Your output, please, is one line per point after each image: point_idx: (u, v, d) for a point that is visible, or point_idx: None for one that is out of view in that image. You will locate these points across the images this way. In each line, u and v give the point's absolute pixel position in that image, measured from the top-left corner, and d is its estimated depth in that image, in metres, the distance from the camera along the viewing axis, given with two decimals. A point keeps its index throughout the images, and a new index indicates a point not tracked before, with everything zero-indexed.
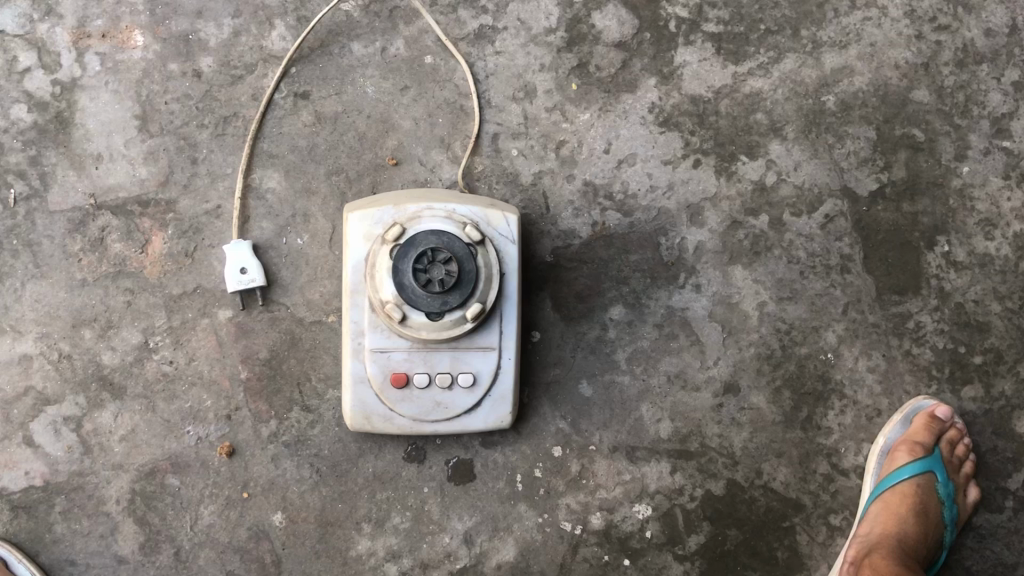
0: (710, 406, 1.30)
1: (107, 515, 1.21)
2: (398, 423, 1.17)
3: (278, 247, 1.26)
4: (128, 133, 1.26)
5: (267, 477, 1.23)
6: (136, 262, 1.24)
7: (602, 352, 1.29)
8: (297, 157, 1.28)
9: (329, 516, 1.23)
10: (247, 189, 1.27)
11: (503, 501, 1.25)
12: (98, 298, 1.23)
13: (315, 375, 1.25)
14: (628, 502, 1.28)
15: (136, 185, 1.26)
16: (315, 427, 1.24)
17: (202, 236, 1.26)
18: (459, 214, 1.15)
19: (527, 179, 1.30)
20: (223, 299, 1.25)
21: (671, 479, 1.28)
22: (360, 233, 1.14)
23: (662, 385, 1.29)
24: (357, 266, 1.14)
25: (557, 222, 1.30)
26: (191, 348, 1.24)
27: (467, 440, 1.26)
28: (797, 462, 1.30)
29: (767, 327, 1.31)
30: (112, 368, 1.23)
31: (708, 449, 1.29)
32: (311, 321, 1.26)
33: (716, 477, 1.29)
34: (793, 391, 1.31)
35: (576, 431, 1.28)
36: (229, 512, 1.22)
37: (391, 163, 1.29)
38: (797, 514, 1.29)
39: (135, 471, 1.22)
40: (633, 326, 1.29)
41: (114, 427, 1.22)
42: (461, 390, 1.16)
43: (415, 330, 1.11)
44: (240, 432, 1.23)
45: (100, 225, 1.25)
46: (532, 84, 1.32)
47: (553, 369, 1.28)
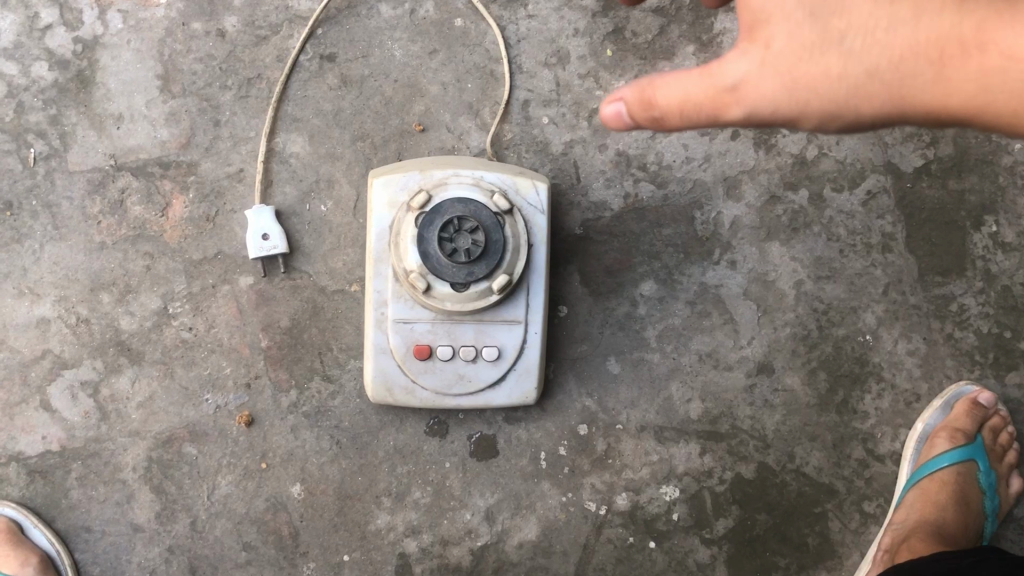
0: (743, 386, 1.26)
1: (124, 482, 1.19)
2: (419, 397, 1.14)
3: (300, 214, 1.23)
4: (150, 94, 1.23)
5: (286, 447, 1.21)
6: (156, 226, 1.22)
7: (631, 329, 1.24)
8: (322, 122, 1.24)
9: (348, 489, 1.21)
10: (270, 153, 1.23)
11: (526, 478, 1.22)
12: (118, 262, 1.21)
13: (336, 346, 1.22)
14: (654, 484, 1.24)
15: (157, 146, 1.23)
16: (335, 398, 1.21)
17: (223, 200, 1.23)
18: (486, 181, 1.11)
19: (558, 148, 1.26)
20: (244, 265, 1.22)
21: (699, 461, 1.24)
22: (384, 199, 1.11)
23: (693, 364, 1.25)
24: (381, 233, 1.11)
25: (588, 193, 1.25)
26: (211, 315, 1.21)
27: (490, 415, 1.22)
28: (832, 447, 1.26)
29: (803, 306, 1.27)
30: (130, 333, 1.20)
31: (739, 431, 1.25)
32: (333, 290, 1.23)
33: (747, 459, 1.25)
34: (829, 373, 1.27)
35: (603, 410, 1.24)
36: (247, 483, 1.20)
37: (418, 129, 1.25)
38: (829, 500, 1.25)
39: (152, 438, 1.19)
40: (664, 302, 1.25)
41: (131, 393, 1.20)
42: (485, 364, 1.13)
43: (439, 301, 1.08)
44: (259, 402, 1.21)
45: (120, 187, 1.22)
46: (565, 50, 1.28)
47: (580, 346, 1.24)
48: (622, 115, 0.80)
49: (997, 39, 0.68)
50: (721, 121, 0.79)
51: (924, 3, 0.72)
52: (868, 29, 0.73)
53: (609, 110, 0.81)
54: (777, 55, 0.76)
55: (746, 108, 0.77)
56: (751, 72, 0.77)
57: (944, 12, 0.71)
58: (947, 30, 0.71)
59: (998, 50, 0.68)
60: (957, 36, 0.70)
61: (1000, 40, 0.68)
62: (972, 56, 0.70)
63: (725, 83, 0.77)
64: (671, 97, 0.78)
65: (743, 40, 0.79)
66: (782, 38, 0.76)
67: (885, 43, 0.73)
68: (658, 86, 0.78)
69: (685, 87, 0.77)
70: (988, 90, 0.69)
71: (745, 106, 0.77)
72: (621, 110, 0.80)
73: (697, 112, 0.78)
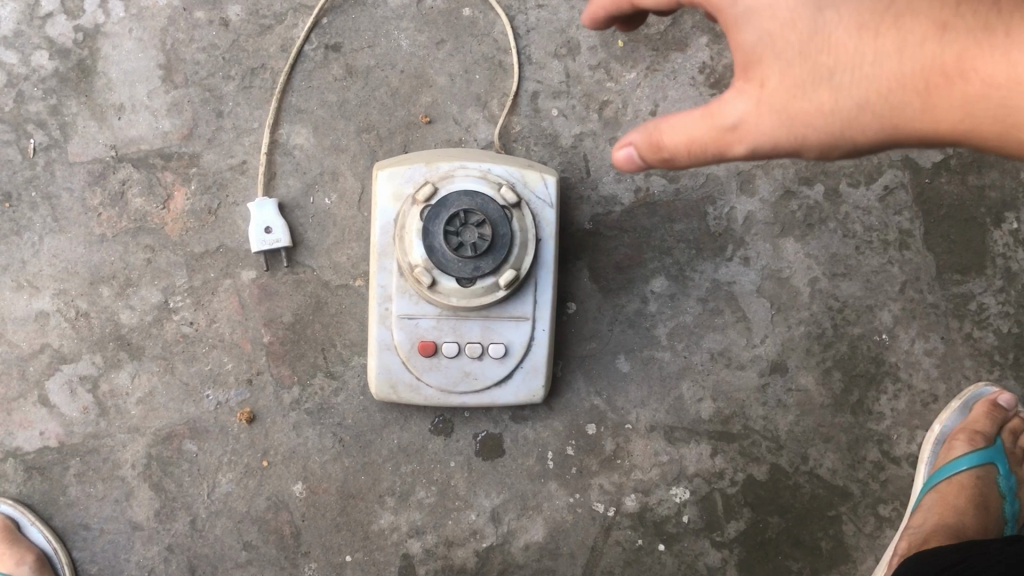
0: (756, 386, 1.23)
1: (123, 480, 1.17)
2: (424, 394, 1.11)
3: (303, 207, 1.21)
4: (152, 84, 1.21)
5: (288, 445, 1.18)
6: (157, 218, 1.19)
7: (641, 327, 1.22)
8: (326, 113, 1.22)
9: (351, 488, 1.18)
10: (274, 144, 1.21)
11: (533, 478, 1.19)
12: (118, 255, 1.19)
13: (339, 341, 1.20)
14: (664, 485, 1.21)
15: (158, 137, 1.20)
16: (339, 395, 1.19)
17: (226, 192, 1.20)
18: (493, 173, 1.08)
19: (567, 141, 1.23)
20: (246, 259, 1.20)
21: (710, 462, 1.22)
22: (389, 192, 1.08)
23: (704, 363, 1.22)
24: (385, 227, 1.08)
25: (598, 187, 1.22)
26: (213, 309, 1.19)
27: (496, 413, 1.20)
28: (846, 449, 1.23)
29: (818, 304, 1.24)
30: (130, 328, 1.18)
31: (751, 432, 1.22)
32: (337, 285, 1.20)
33: (759, 461, 1.22)
34: (844, 373, 1.23)
35: (612, 409, 1.21)
36: (248, 481, 1.17)
37: (424, 121, 1.22)
38: (843, 503, 1.22)
39: (152, 435, 1.17)
40: (675, 299, 1.22)
41: (131, 389, 1.18)
42: (492, 361, 1.10)
43: (444, 296, 1.05)
44: (261, 398, 1.18)
45: (120, 178, 1.20)
46: (575, 41, 1.25)
47: (589, 343, 1.21)
48: (635, 159, 0.85)
49: (979, 66, 0.69)
50: (726, 157, 0.82)
51: (909, 34, 0.73)
52: (856, 63, 0.75)
53: (621, 154, 0.85)
54: (772, 92, 0.79)
55: (748, 145, 0.80)
56: (747, 110, 0.79)
57: (927, 42, 0.72)
58: (931, 60, 0.72)
59: (981, 78, 0.69)
60: (942, 65, 0.71)
61: (982, 68, 0.69)
62: (958, 84, 0.71)
63: (725, 122, 0.80)
64: (677, 139, 0.81)
65: (741, 79, 0.81)
66: (775, 76, 0.79)
67: (873, 77, 0.75)
68: (664, 130, 0.82)
69: (687, 128, 0.81)
70: (976, 116, 0.71)
71: (746, 143, 0.80)
72: (632, 155, 0.84)
73: (703, 151, 0.81)
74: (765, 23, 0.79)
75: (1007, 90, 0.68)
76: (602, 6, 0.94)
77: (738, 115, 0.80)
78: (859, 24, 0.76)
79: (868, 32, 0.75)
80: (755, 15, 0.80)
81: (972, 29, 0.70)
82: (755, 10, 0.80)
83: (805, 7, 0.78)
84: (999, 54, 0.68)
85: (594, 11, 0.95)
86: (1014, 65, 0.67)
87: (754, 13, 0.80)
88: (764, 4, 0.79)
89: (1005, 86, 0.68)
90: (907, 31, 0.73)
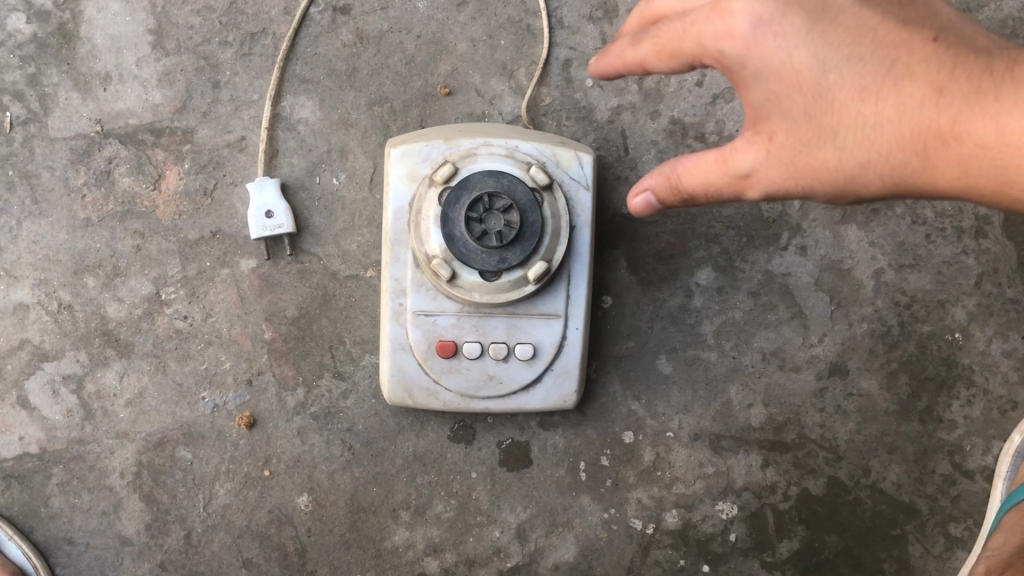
0: (813, 390, 1.10)
1: (110, 490, 1.06)
2: (442, 399, 0.99)
3: (309, 188, 1.08)
4: (141, 51, 1.09)
5: (292, 453, 1.07)
6: (146, 200, 1.08)
7: (684, 324, 1.09)
8: (333, 84, 1.09)
9: (361, 501, 1.07)
10: (276, 118, 1.09)
11: (563, 492, 1.07)
12: (104, 241, 1.07)
13: (349, 339, 1.08)
14: (709, 500, 1.09)
15: (148, 110, 1.08)
16: (348, 398, 1.07)
17: (223, 171, 1.08)
18: (521, 152, 0.96)
19: (603, 115, 1.10)
20: (245, 246, 1.08)
21: (760, 475, 1.09)
22: (402, 172, 0.96)
23: (755, 364, 1.09)
24: (399, 212, 0.96)
25: (637, 166, 1.10)
26: (209, 302, 1.07)
27: (522, 419, 1.07)
28: (913, 460, 1.10)
29: (883, 299, 1.11)
30: (118, 322, 1.06)
31: (807, 441, 1.10)
32: (345, 276, 1.08)
33: (815, 473, 1.10)
34: (911, 376, 1.10)
35: (651, 415, 1.08)
36: (248, 492, 1.06)
37: (443, 92, 1.09)
38: (909, 521, 1.10)
39: (142, 440, 1.06)
40: (723, 293, 1.09)
41: (119, 390, 1.06)
42: (518, 363, 0.98)
43: (467, 291, 0.93)
44: (262, 401, 1.07)
45: (106, 156, 1.08)
46: (613, 2, 1.12)
47: (626, 342, 1.08)
48: (652, 205, 0.79)
49: (975, 130, 0.65)
50: (738, 198, 0.76)
51: (909, 93, 0.68)
52: (860, 122, 0.70)
53: (639, 202, 0.80)
54: (779, 147, 0.72)
55: (760, 192, 0.74)
56: (757, 158, 0.73)
57: (926, 103, 0.67)
58: (931, 119, 0.67)
59: (978, 144, 0.65)
60: (939, 128, 0.67)
61: (977, 132, 0.65)
62: (954, 147, 0.66)
63: (736, 171, 0.74)
64: (692, 180, 0.76)
65: (746, 128, 0.75)
66: (782, 132, 0.72)
67: (876, 135, 0.69)
68: (681, 171, 0.76)
69: (700, 173, 0.75)
70: (973, 180, 0.67)
71: (759, 190, 0.74)
72: (650, 200, 0.79)
73: (717, 194, 0.76)
74: (771, 81, 0.72)
75: (1004, 155, 0.64)
76: (610, 66, 0.79)
77: (748, 163, 0.73)
78: (863, 81, 0.70)
79: (871, 91, 0.69)
80: (760, 73, 0.72)
81: (968, 91, 0.66)
82: (761, 68, 0.72)
83: (809, 65, 0.71)
84: (995, 118, 0.64)
85: (602, 69, 0.80)
86: (1009, 132, 0.64)
87: (761, 71, 0.72)
88: (772, 63, 0.71)
89: (998, 149, 0.64)
90: (906, 93, 0.68)
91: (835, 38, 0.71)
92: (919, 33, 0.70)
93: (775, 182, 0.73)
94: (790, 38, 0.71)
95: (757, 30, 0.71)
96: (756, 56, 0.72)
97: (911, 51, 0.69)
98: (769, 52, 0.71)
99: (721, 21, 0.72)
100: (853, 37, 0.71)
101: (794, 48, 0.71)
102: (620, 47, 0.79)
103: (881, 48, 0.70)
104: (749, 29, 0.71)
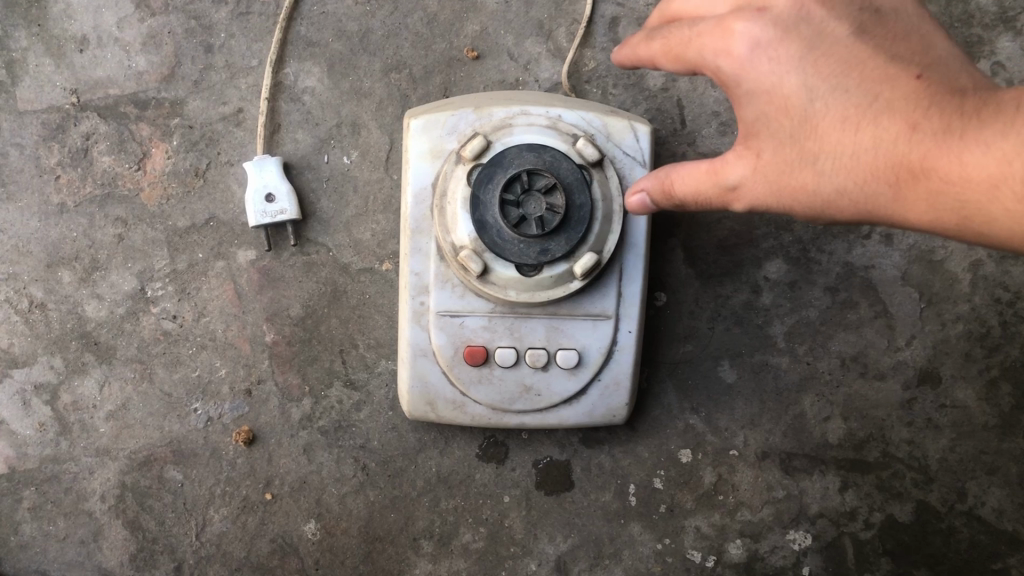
0: (899, 401, 0.95)
1: (89, 515, 0.92)
2: (470, 413, 0.85)
3: (316, 168, 0.94)
4: (122, 10, 0.94)
5: (297, 474, 0.93)
6: (129, 182, 0.93)
7: (751, 325, 0.94)
8: (344, 47, 0.95)
9: (377, 529, 0.92)
10: (277, 87, 0.94)
11: (610, 519, 0.93)
12: (81, 230, 0.93)
13: (362, 342, 0.93)
14: (779, 528, 0.94)
15: (131, 79, 0.94)
16: (361, 410, 0.93)
17: (217, 149, 0.94)
18: (565, 122, 0.81)
19: (656, 82, 0.95)
20: (243, 235, 0.93)
21: (838, 500, 0.94)
22: (423, 147, 0.81)
23: (833, 371, 0.94)
24: (419, 194, 0.81)
25: (695, 141, 0.94)
26: (202, 299, 0.93)
27: (563, 435, 0.93)
28: (1017, 483, 0.94)
29: (982, 295, 0.95)
30: (97, 323, 0.93)
31: (892, 460, 0.94)
32: (358, 269, 0.94)
33: (902, 498, 0.94)
34: (1015, 385, 0.95)
35: (712, 430, 0.94)
36: (247, 519, 0.92)
37: (470, 56, 0.95)
38: (1013, 554, 0.93)
39: (125, 459, 0.92)
40: (796, 288, 0.94)
41: (98, 400, 0.92)
42: (560, 372, 0.83)
43: (500, 288, 0.78)
44: (263, 413, 0.93)
45: (83, 132, 0.94)
46: None
47: (683, 346, 0.94)
48: (648, 206, 0.72)
49: (942, 167, 0.57)
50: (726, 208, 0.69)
51: (887, 124, 0.60)
52: (840, 150, 0.62)
53: (635, 202, 0.73)
54: (766, 165, 0.65)
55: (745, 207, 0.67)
56: (744, 171, 0.66)
57: (900, 136, 0.59)
58: (904, 151, 0.59)
59: (943, 182, 0.57)
60: (910, 162, 0.58)
61: (944, 169, 0.57)
62: (924, 183, 0.58)
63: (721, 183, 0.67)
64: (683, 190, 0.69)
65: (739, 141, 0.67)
66: (769, 151, 0.65)
67: (853, 163, 0.61)
68: (675, 178, 0.69)
69: (690, 183, 0.68)
70: (940, 219, 0.58)
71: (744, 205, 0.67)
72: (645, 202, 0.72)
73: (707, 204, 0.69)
74: (761, 102, 0.64)
75: (968, 194, 0.56)
76: (627, 58, 0.73)
77: (733, 177, 0.66)
78: (847, 109, 0.61)
79: (853, 122, 0.61)
80: (753, 93, 0.65)
81: (942, 125, 0.57)
82: (754, 89, 0.64)
83: (798, 90, 0.63)
84: (959, 155, 0.56)
85: (621, 60, 0.74)
86: (971, 170, 0.55)
87: (754, 93, 0.64)
88: (766, 83, 0.64)
89: (964, 187, 0.56)
90: (886, 123, 0.60)
91: (825, 65, 0.63)
92: (909, 66, 0.62)
93: (759, 201, 0.66)
94: (784, 62, 0.63)
95: (753, 53, 0.64)
96: (749, 77, 0.64)
97: (896, 82, 0.61)
98: (761, 76, 0.64)
99: (721, 37, 0.65)
100: (842, 65, 0.62)
101: (785, 72, 0.63)
102: (637, 39, 0.72)
103: (870, 77, 0.62)
104: (746, 51, 0.64)
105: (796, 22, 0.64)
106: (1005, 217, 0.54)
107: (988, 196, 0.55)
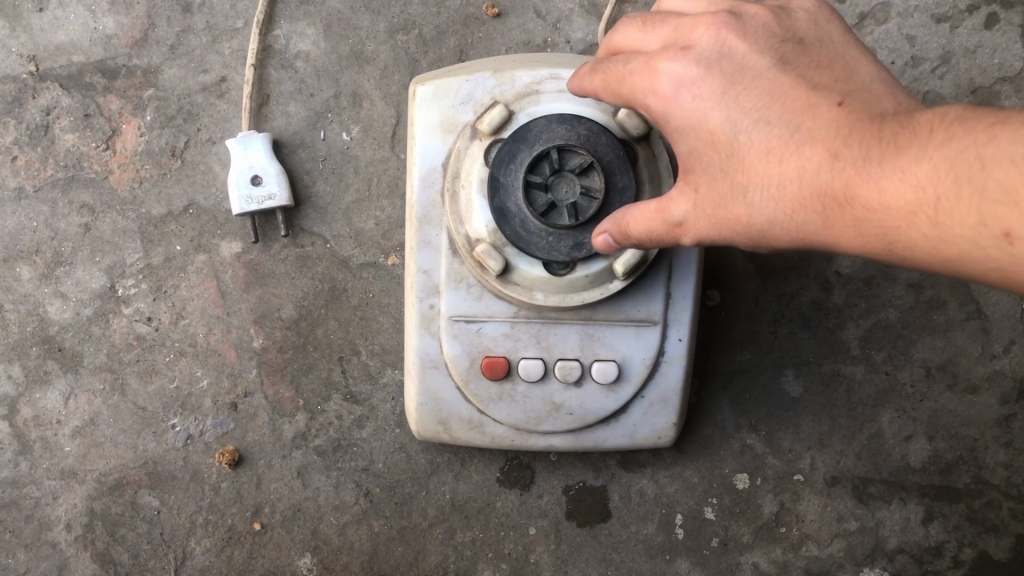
0: (996, 418, 0.80)
1: (53, 547, 0.80)
2: (491, 434, 0.72)
3: (310, 146, 0.81)
4: None
5: (290, 500, 0.80)
6: (96, 164, 0.81)
7: (820, 328, 0.80)
8: (343, 4, 0.81)
9: (383, 564, 0.80)
10: (266, 51, 0.81)
11: (653, 555, 0.80)
12: (42, 219, 0.80)
13: (365, 348, 0.81)
14: (850, 567, 0.80)
15: (97, 44, 0.81)
16: (364, 427, 0.81)
17: (198, 124, 0.81)
18: None
19: None
20: (227, 224, 0.81)
21: (921, 534, 0.80)
22: (433, 120, 0.67)
23: (916, 383, 0.80)
24: (427, 178, 0.68)
25: None
26: (181, 298, 0.81)
27: (598, 458, 0.80)
28: None
29: None
30: (61, 327, 0.80)
31: (986, 488, 0.80)
32: (360, 264, 0.81)
33: (997, 532, 0.80)
34: None
35: (772, 452, 0.80)
36: (234, 551, 0.80)
37: (490, 13, 0.81)
38: None
39: (94, 482, 0.80)
40: (873, 285, 0.80)
41: (63, 416, 0.80)
42: (597, 387, 0.70)
43: (526, 290, 0.65)
44: (251, 431, 0.80)
45: (43, 106, 0.81)
46: None
47: (739, 354, 0.80)
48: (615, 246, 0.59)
49: (863, 194, 0.46)
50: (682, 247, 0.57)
51: (809, 152, 0.49)
52: (766, 182, 0.50)
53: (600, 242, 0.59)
54: (705, 201, 0.53)
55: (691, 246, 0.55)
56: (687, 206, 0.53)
57: (822, 164, 0.48)
58: (826, 179, 0.48)
59: (867, 211, 0.46)
60: (833, 190, 0.47)
61: (866, 196, 0.46)
62: (848, 213, 0.47)
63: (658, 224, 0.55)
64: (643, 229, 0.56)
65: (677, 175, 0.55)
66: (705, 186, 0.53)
67: (777, 195, 0.50)
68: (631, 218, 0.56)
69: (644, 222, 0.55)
70: (870, 250, 0.48)
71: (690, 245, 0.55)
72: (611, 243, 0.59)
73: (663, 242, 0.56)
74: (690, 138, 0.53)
75: (891, 224, 0.46)
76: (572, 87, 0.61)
77: (678, 212, 0.54)
78: (771, 139, 0.50)
79: (777, 153, 0.50)
80: (682, 129, 0.53)
81: (865, 147, 0.47)
82: (682, 125, 0.53)
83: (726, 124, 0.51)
84: (878, 180, 0.45)
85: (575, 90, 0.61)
86: (890, 197, 0.45)
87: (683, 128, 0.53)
88: (690, 117, 0.52)
89: (887, 214, 0.45)
90: (810, 150, 0.49)
91: (748, 95, 0.51)
92: (830, 86, 0.50)
93: (704, 237, 0.54)
94: (708, 97, 0.52)
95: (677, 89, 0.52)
96: (676, 115, 0.53)
97: (818, 106, 0.50)
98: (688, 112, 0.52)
99: (644, 70, 0.53)
100: (765, 88, 0.51)
101: (705, 103, 0.52)
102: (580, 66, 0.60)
103: (794, 96, 0.50)
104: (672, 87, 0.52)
105: (716, 56, 0.52)
106: (928, 248, 0.45)
107: (908, 224, 0.45)
